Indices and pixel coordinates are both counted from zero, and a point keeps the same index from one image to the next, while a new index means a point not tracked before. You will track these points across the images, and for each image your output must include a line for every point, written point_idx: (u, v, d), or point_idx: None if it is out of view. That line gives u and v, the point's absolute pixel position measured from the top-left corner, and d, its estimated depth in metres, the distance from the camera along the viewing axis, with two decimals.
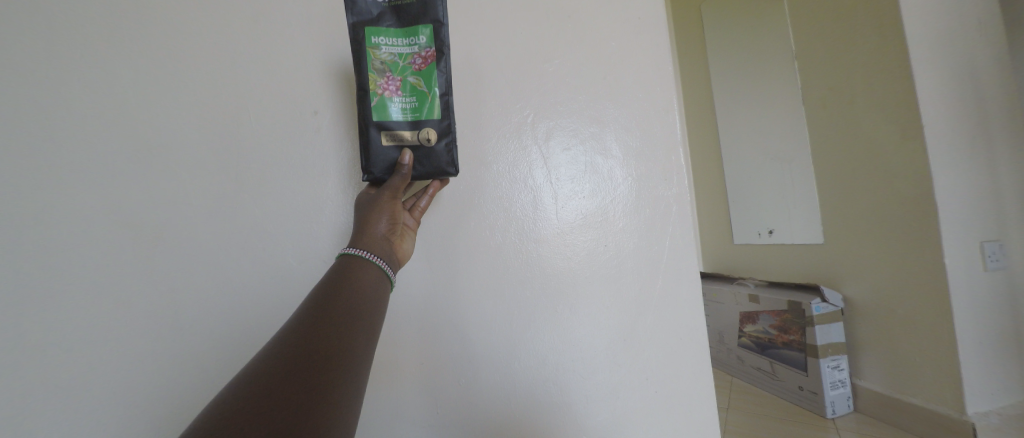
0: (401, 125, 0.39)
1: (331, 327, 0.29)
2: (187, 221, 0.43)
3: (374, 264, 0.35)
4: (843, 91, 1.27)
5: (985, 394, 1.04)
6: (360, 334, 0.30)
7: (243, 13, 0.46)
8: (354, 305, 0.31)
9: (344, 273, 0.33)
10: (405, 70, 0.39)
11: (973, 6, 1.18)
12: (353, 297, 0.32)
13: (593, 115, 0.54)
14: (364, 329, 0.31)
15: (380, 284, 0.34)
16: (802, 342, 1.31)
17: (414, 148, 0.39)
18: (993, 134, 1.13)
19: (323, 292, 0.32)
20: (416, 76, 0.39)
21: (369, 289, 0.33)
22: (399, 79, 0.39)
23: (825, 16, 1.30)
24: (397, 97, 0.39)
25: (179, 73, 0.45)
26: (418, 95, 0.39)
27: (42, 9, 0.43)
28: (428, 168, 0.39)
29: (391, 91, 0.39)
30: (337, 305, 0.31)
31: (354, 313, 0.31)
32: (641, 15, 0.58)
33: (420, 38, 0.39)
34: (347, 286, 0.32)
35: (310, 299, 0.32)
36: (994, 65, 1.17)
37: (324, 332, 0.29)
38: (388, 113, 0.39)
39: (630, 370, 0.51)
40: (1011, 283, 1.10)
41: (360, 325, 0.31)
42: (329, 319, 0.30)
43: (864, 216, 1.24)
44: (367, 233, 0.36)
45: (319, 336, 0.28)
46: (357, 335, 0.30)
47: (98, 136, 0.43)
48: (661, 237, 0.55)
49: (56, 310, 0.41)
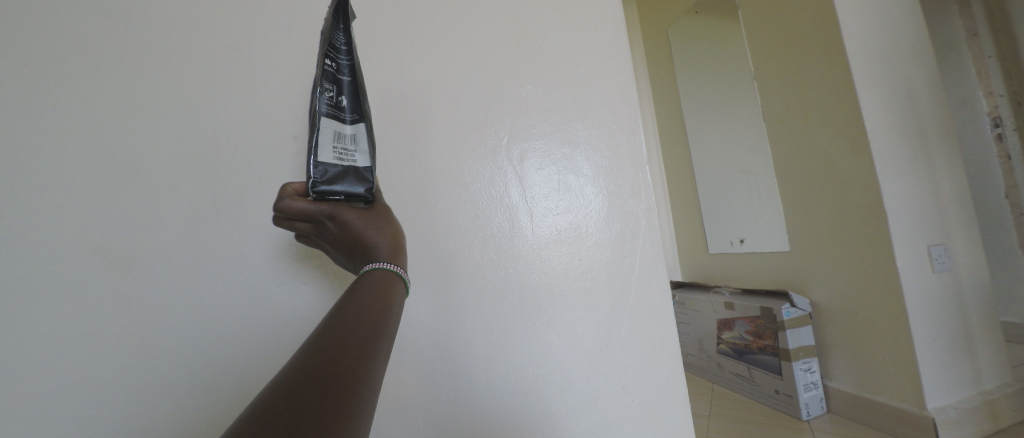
0: None
1: (357, 342, 0.27)
2: (162, 247, 0.43)
3: (399, 278, 0.34)
4: (798, 108, 1.37)
5: (943, 390, 1.11)
6: (382, 351, 0.28)
7: (223, 43, 0.47)
8: (380, 320, 0.29)
9: (369, 289, 0.31)
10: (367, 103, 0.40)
11: (906, 32, 1.30)
12: (380, 315, 0.30)
13: (565, 136, 0.57)
14: (386, 346, 0.29)
15: (398, 297, 0.33)
16: (775, 346, 1.36)
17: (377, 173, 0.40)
18: (932, 147, 1.23)
19: (343, 307, 0.29)
20: None
21: (392, 306, 0.31)
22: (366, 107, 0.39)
23: (778, 40, 1.41)
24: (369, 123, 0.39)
25: (157, 98, 0.45)
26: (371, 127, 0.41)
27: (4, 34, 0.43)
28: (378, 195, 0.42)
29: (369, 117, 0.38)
30: (364, 321, 0.28)
31: (379, 328, 0.29)
32: (606, 44, 0.63)
33: None
34: (371, 300, 0.30)
35: (328, 315, 0.29)
36: (928, 85, 1.29)
37: (352, 346, 0.26)
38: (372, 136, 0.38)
39: (606, 379, 0.53)
40: (957, 283, 1.18)
41: (383, 341, 0.29)
42: (356, 334, 0.27)
43: (824, 224, 1.32)
44: (382, 246, 0.35)
45: (347, 350, 0.26)
46: (381, 351, 0.28)
47: (72, 163, 0.43)
48: (632, 250, 0.58)
49: (16, 341, 0.39)
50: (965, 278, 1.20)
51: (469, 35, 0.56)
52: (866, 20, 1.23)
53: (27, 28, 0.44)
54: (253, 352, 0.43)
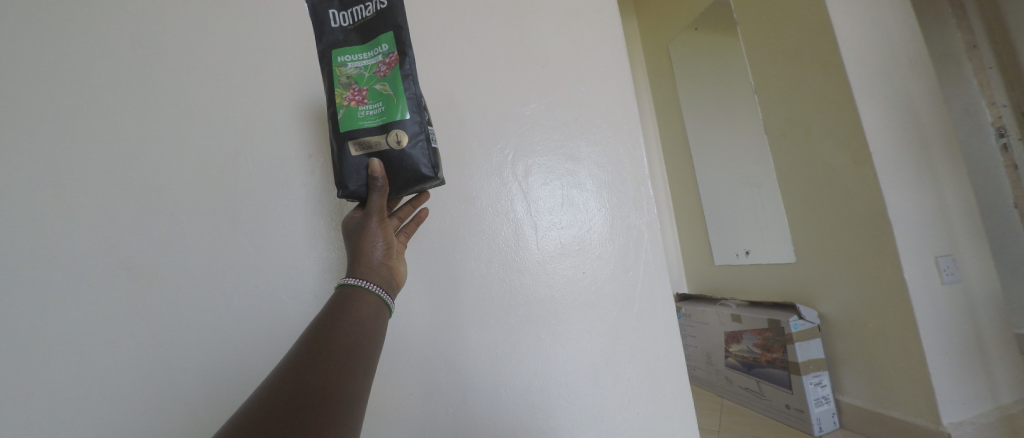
0: (369, 131, 0.36)
1: (328, 359, 0.29)
2: (181, 262, 0.45)
3: (373, 294, 0.35)
4: (799, 121, 1.38)
5: (958, 404, 1.08)
6: (360, 365, 0.31)
7: (242, 68, 0.50)
8: (357, 336, 0.32)
9: (346, 304, 0.33)
10: (378, 78, 0.37)
11: (904, 46, 1.32)
12: (355, 331, 0.32)
13: (568, 153, 0.59)
14: (360, 361, 0.31)
15: (379, 313, 0.35)
16: (784, 359, 1.34)
17: (384, 154, 0.36)
18: (935, 159, 1.24)
19: (323, 322, 0.32)
20: (381, 83, 0.37)
21: (367, 320, 0.33)
22: (364, 90, 0.37)
23: (778, 54, 1.44)
24: (364, 106, 0.37)
25: (180, 120, 0.48)
26: (385, 99, 0.37)
27: (34, 61, 0.46)
28: (405, 175, 0.36)
29: (360, 101, 0.37)
30: (342, 336, 0.31)
31: (355, 343, 0.31)
32: (607, 64, 0.65)
33: (383, 46, 0.37)
34: (346, 316, 0.32)
35: (308, 330, 0.31)
36: (929, 97, 1.29)
37: (327, 361, 0.29)
38: (356, 121, 0.37)
39: (612, 393, 0.54)
40: (967, 294, 1.17)
41: (359, 357, 0.31)
42: (334, 349, 0.30)
43: (831, 235, 1.31)
44: (363, 261, 0.37)
45: (322, 366, 0.29)
46: (358, 365, 0.30)
47: (97, 182, 0.45)
48: (635, 263, 0.59)
49: (43, 351, 0.41)
50: (976, 290, 1.19)
51: (474, 57, 0.58)
52: (864, 34, 1.25)
53: (63, 55, 0.46)
54: (266, 364, 0.45)
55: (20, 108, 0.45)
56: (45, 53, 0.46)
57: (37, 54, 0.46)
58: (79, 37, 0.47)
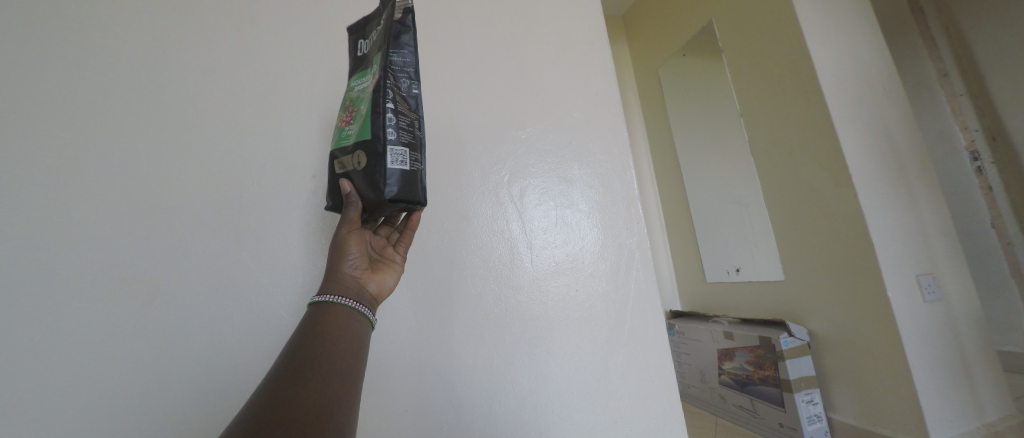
0: (347, 149, 0.38)
1: (307, 371, 0.32)
2: (184, 278, 0.46)
3: (345, 305, 0.37)
4: (784, 144, 1.44)
5: (945, 421, 1.10)
6: (338, 374, 0.33)
7: (254, 94, 0.53)
8: (327, 349, 0.33)
9: (319, 320, 0.35)
10: (363, 98, 0.39)
11: (878, 74, 1.40)
12: (328, 343, 0.34)
13: (561, 175, 0.62)
14: (336, 368, 0.33)
15: (353, 320, 0.37)
16: (776, 377, 1.35)
17: (353, 173, 0.37)
18: (913, 180, 1.29)
19: (297, 343, 0.34)
20: (363, 104, 0.39)
21: (337, 329, 0.35)
22: (354, 110, 0.40)
23: (762, 80, 1.51)
24: (350, 125, 0.40)
25: (190, 142, 0.50)
26: (360, 119, 0.38)
27: (57, 88, 0.48)
28: (368, 195, 0.36)
29: (348, 121, 0.40)
30: (313, 350, 0.33)
31: (328, 353, 0.33)
32: (599, 91, 0.69)
33: (372, 71, 0.40)
34: (319, 331, 0.35)
35: (284, 352, 0.34)
36: (904, 122, 1.36)
37: (305, 373, 0.32)
38: (343, 139, 0.40)
39: (604, 409, 0.55)
40: (949, 311, 1.20)
41: (335, 365, 0.33)
42: (308, 363, 0.32)
43: (818, 252, 1.35)
44: (335, 276, 0.38)
45: (295, 383, 0.31)
46: (332, 376, 0.33)
47: (104, 202, 0.46)
48: (626, 282, 0.61)
49: (39, 368, 0.41)
50: (957, 307, 1.22)
51: (473, 83, 0.62)
52: (840, 64, 1.33)
53: (84, 82, 0.49)
54: None
55: (34, 129, 0.47)
56: (67, 80, 0.49)
57: (59, 80, 0.49)
58: (100, 66, 0.50)
